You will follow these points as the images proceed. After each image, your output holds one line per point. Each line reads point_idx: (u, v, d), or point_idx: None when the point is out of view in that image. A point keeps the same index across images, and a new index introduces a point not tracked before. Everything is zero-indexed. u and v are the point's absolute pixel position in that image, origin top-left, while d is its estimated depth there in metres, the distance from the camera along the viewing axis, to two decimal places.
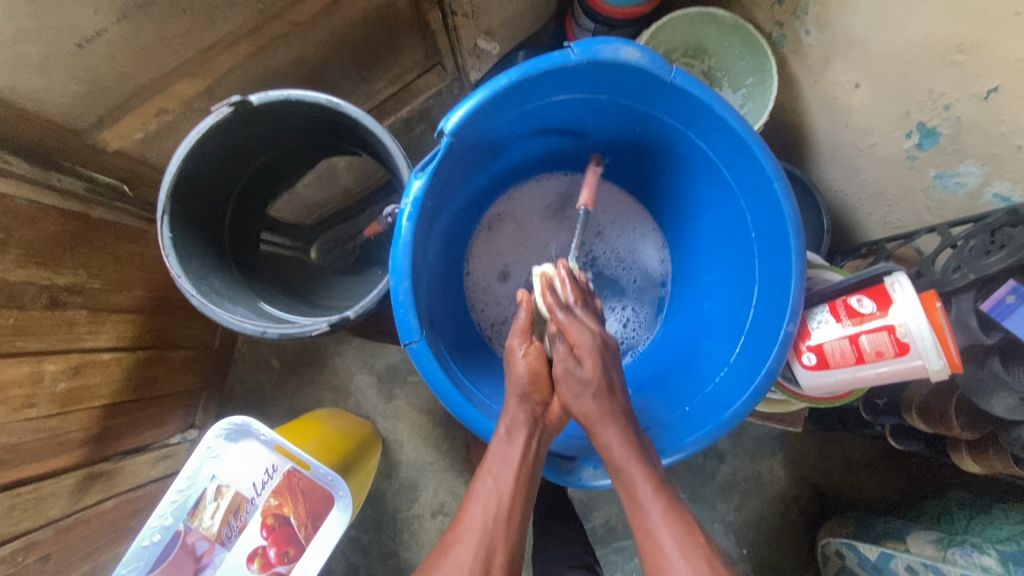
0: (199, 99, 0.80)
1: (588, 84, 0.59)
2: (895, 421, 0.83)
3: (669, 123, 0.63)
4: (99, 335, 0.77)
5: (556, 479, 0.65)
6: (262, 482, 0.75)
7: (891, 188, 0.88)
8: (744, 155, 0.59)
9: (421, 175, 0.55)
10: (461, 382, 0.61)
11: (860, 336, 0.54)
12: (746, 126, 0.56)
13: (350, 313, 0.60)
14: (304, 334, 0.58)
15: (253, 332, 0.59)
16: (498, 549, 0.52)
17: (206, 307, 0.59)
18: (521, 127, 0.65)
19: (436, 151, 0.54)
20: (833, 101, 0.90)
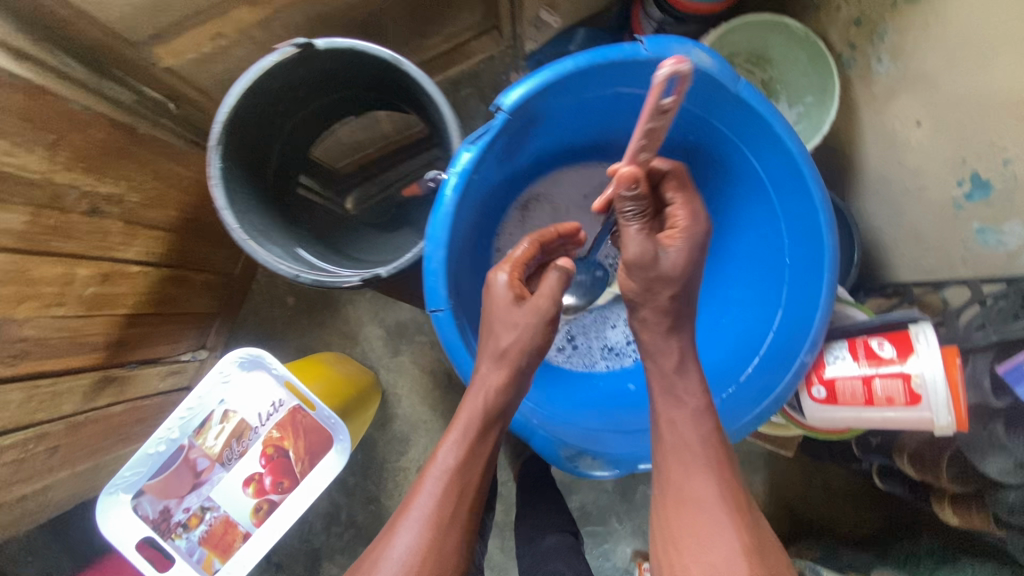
0: (257, 27, 0.80)
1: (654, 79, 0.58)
2: (882, 461, 0.86)
3: (725, 134, 0.63)
4: (130, 248, 0.79)
5: (559, 463, 0.67)
6: (267, 414, 0.77)
7: (930, 232, 0.87)
8: (796, 181, 0.58)
9: (472, 148, 0.56)
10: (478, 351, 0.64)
11: (874, 378, 0.54)
12: (804, 153, 0.55)
13: (381, 272, 0.61)
14: (337, 284, 0.60)
15: (287, 273, 0.61)
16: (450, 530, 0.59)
17: (247, 244, 0.61)
18: (578, 111, 0.64)
19: (491, 126, 0.55)
20: (891, 133, 0.88)
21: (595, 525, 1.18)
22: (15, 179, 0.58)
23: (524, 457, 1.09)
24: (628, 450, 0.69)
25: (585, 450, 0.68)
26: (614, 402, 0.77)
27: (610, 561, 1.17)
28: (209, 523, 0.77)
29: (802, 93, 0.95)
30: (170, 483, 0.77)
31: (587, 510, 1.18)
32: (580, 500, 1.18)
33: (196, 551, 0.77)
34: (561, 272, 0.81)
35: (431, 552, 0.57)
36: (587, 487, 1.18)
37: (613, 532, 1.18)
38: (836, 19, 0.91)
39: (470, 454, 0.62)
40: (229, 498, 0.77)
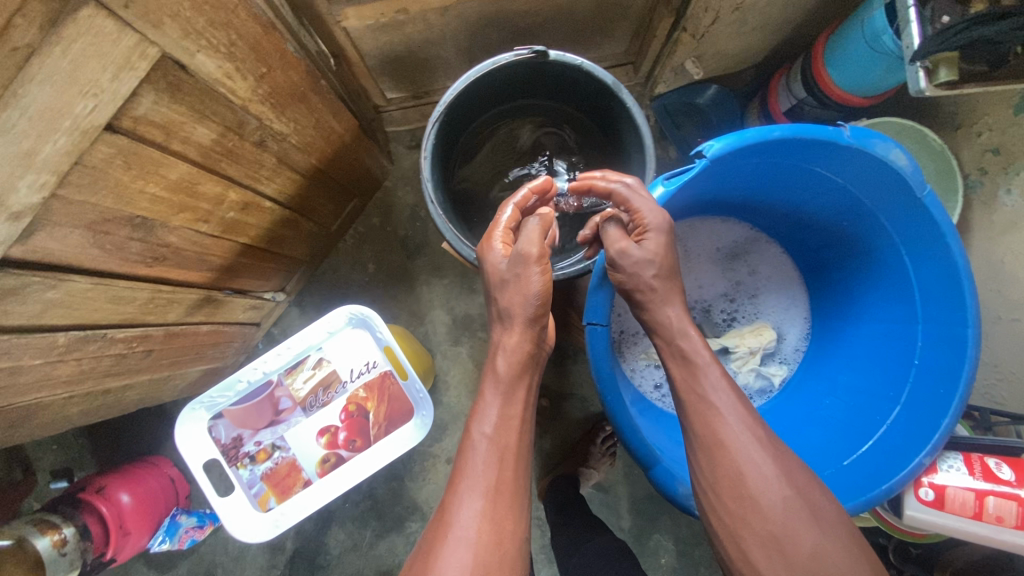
0: (438, 11, 0.87)
1: (848, 170, 0.67)
2: (916, 573, 0.87)
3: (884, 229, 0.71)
4: (272, 183, 0.82)
5: (675, 497, 0.71)
6: (358, 371, 0.80)
7: (1012, 364, 0.89)
8: (945, 288, 0.66)
9: (666, 185, 0.67)
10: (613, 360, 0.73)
11: (990, 495, 0.62)
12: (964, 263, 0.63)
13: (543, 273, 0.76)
14: None
15: (468, 253, 0.73)
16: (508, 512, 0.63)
17: (440, 219, 0.72)
18: (759, 176, 0.73)
19: (690, 168, 0.64)
20: (997, 261, 0.91)
21: None
22: (222, 99, 0.62)
23: (557, 475, 1.11)
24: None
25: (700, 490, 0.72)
26: None
27: None
28: (275, 462, 0.79)
29: None
30: (251, 414, 0.79)
31: None
32: None
33: (256, 485, 0.79)
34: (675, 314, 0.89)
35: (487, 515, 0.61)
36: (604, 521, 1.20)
37: None
38: (973, 143, 0.94)
39: (504, 414, 0.67)
40: (301, 442, 0.79)
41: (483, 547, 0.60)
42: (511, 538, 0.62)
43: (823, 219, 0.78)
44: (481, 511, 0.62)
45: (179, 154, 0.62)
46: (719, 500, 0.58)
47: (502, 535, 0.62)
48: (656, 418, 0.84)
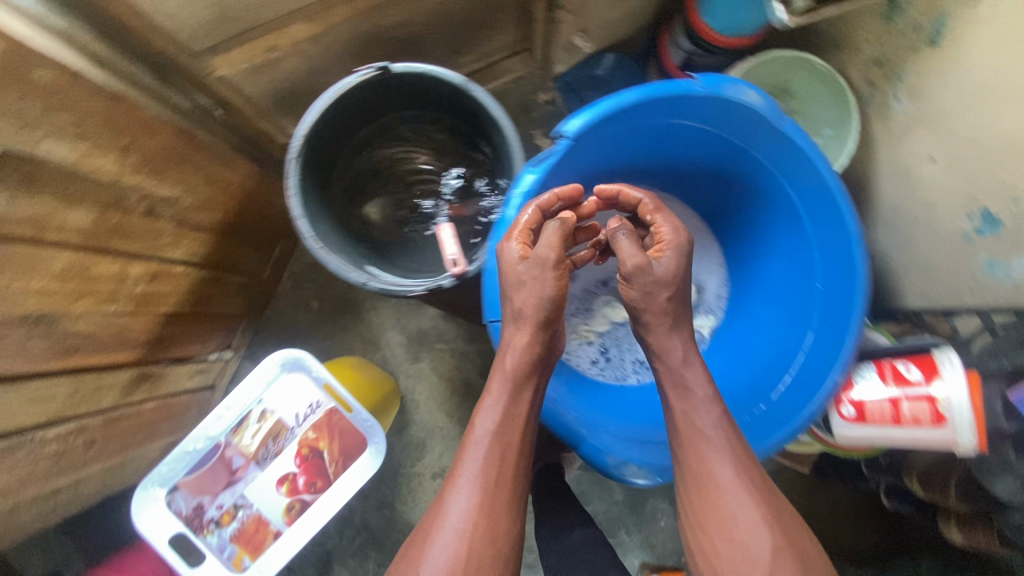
0: (309, 42, 0.87)
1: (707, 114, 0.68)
2: (890, 480, 0.90)
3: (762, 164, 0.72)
4: (178, 248, 0.81)
5: (607, 468, 0.72)
6: (304, 415, 0.79)
7: (941, 262, 0.93)
8: (826, 208, 0.68)
9: (534, 171, 0.69)
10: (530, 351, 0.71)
11: (903, 400, 0.68)
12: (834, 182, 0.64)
13: (444, 283, 0.72)
14: (404, 293, 0.70)
15: (358, 280, 0.71)
16: (500, 502, 0.65)
17: (319, 249, 0.71)
18: (633, 139, 0.73)
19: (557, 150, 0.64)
20: (903, 169, 0.94)
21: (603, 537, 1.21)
22: (89, 180, 0.61)
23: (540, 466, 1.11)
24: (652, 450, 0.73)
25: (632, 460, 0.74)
26: (644, 414, 0.83)
27: None
28: (241, 520, 0.79)
29: (821, 125, 1.02)
30: (205, 480, 0.78)
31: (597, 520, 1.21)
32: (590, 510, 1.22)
33: (227, 548, 0.78)
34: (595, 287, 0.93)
35: (481, 515, 0.63)
36: (598, 498, 1.22)
37: (623, 545, 1.21)
38: (857, 59, 0.96)
39: (507, 413, 0.67)
40: (261, 495, 0.79)
41: (470, 541, 0.62)
42: (505, 529, 0.65)
43: (708, 166, 0.79)
44: (469, 507, 0.64)
45: (58, 244, 0.61)
46: (710, 549, 0.62)
47: (496, 528, 0.64)
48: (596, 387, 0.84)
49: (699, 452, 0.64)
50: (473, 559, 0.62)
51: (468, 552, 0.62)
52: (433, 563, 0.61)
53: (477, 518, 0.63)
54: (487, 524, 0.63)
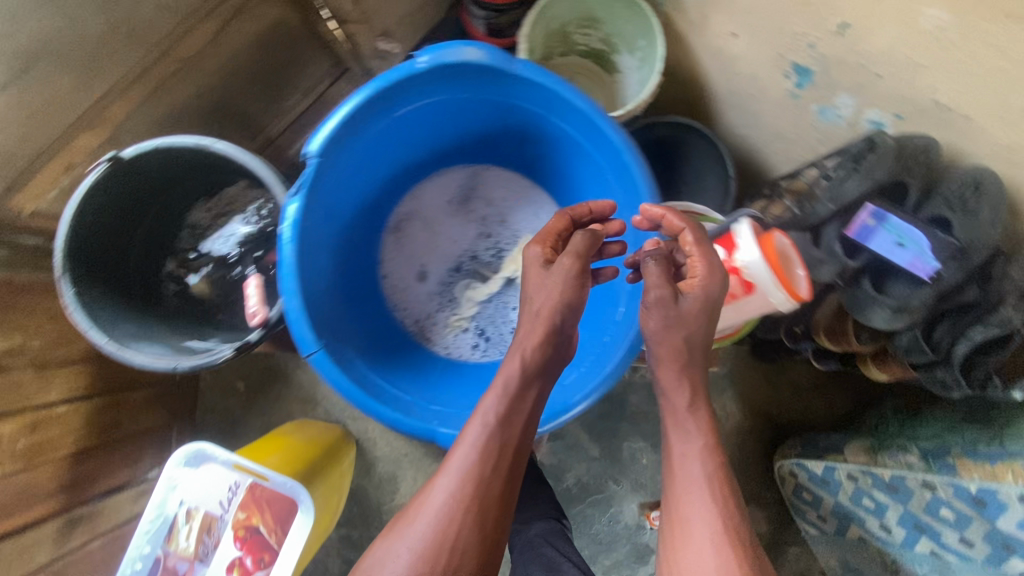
0: (107, 147, 0.86)
1: (447, 85, 0.61)
2: (811, 345, 0.90)
3: (531, 110, 0.66)
4: (50, 390, 0.81)
5: None
6: (227, 500, 0.79)
7: (788, 127, 0.95)
8: (592, 132, 0.63)
9: (296, 199, 0.56)
10: (369, 384, 0.62)
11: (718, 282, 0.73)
12: (593, 106, 0.59)
13: (251, 338, 0.71)
14: (212, 362, 0.70)
15: (166, 366, 0.70)
16: (489, 488, 0.60)
17: (119, 350, 0.70)
18: (399, 128, 0.66)
19: (304, 174, 0.55)
20: (718, 52, 0.94)
21: (595, 495, 1.23)
22: None
23: None
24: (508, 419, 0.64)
25: None
26: None
27: (621, 523, 1.23)
28: None
29: (635, 39, 1.03)
30: None
31: (584, 482, 1.23)
32: (575, 476, 1.23)
33: None
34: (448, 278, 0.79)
35: (470, 507, 0.59)
36: (578, 461, 1.23)
37: (615, 494, 1.23)
38: None
39: (511, 409, 0.63)
40: None
41: (451, 527, 0.58)
42: (491, 527, 0.60)
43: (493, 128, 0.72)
44: (452, 496, 0.59)
45: None
46: (674, 567, 0.61)
47: (485, 527, 0.59)
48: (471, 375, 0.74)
49: (690, 482, 0.63)
50: (450, 547, 0.57)
51: (448, 541, 0.57)
52: (410, 552, 0.57)
53: (462, 509, 0.58)
54: (471, 523, 0.58)
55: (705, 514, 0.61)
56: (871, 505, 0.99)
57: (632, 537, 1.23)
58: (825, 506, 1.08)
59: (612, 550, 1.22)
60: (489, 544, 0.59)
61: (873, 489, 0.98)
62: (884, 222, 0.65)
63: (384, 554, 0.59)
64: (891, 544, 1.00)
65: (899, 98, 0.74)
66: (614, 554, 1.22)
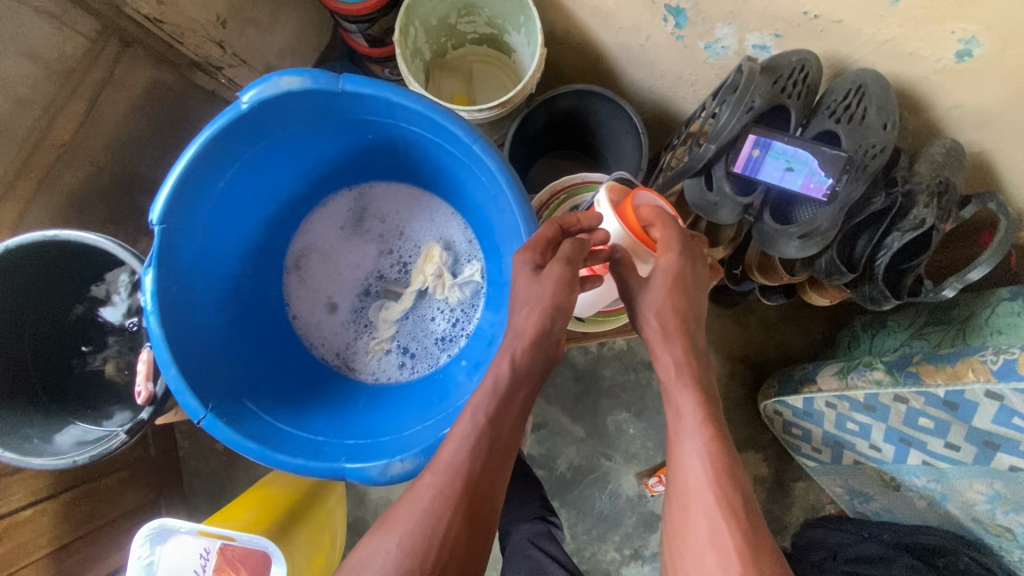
0: None
1: (282, 121, 0.61)
2: (753, 284, 0.88)
3: (380, 122, 0.65)
4: (10, 499, 0.82)
5: None
6: (201, 567, 0.79)
7: (685, 69, 0.92)
8: (443, 130, 0.62)
9: (150, 269, 0.56)
10: (276, 430, 0.63)
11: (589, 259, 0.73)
12: (426, 106, 0.58)
13: (144, 415, 0.71)
14: (109, 450, 0.70)
15: (66, 465, 0.70)
16: (478, 482, 0.59)
17: (20, 459, 0.70)
18: (255, 171, 0.66)
19: (152, 242, 0.56)
20: (595, 10, 0.91)
21: (591, 474, 1.22)
22: None
23: None
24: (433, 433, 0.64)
25: None
26: None
27: (623, 496, 1.22)
28: None
29: (516, 16, 1.00)
30: None
31: (578, 464, 1.22)
32: (568, 460, 1.22)
33: None
34: (360, 302, 0.80)
35: (460, 502, 0.57)
36: (567, 445, 1.22)
37: (611, 470, 1.22)
38: None
39: (501, 403, 0.63)
40: None
41: (441, 521, 0.56)
42: (479, 522, 0.59)
43: (358, 146, 0.71)
44: (441, 492, 0.57)
45: None
46: (678, 551, 0.59)
47: (474, 517, 0.58)
48: (397, 396, 0.75)
49: (686, 460, 0.61)
50: (437, 543, 0.55)
51: (436, 537, 0.55)
52: (400, 546, 0.55)
53: (454, 505, 0.57)
54: (459, 520, 0.57)
55: (702, 492, 0.58)
56: (856, 428, 0.97)
57: (636, 508, 1.22)
58: (815, 438, 1.05)
59: (620, 526, 1.21)
60: (476, 538, 0.58)
61: (853, 412, 0.96)
62: (768, 150, 0.64)
63: (372, 550, 0.56)
64: (885, 463, 0.97)
65: (768, 17, 0.72)
66: (622, 528, 1.22)
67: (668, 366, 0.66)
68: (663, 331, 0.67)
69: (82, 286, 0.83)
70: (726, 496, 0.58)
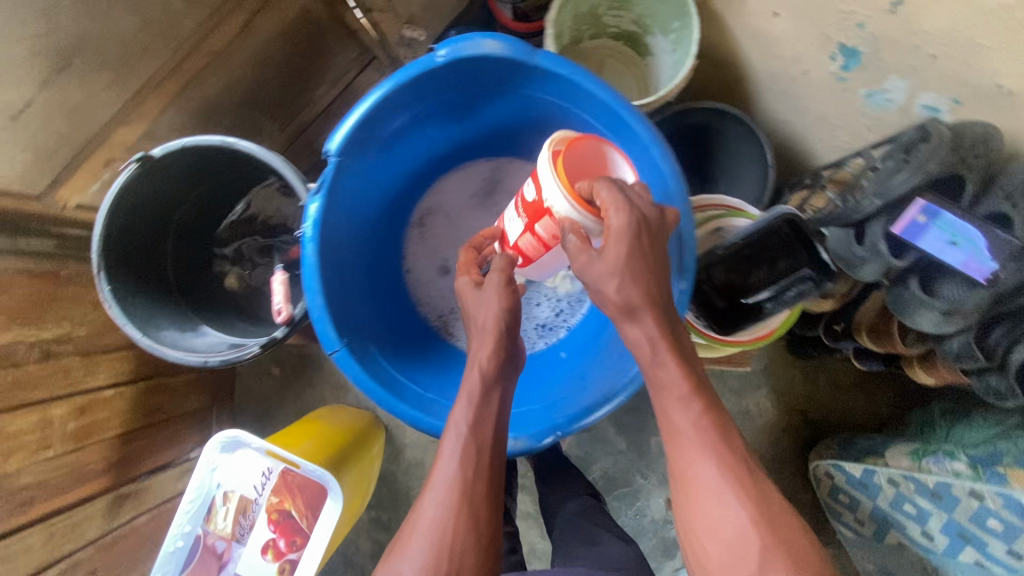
0: (143, 141, 0.89)
1: (466, 81, 0.63)
2: (853, 344, 0.87)
3: (557, 103, 0.66)
4: (97, 375, 0.85)
5: None
6: (261, 484, 0.82)
7: (832, 111, 0.89)
8: (628, 126, 0.62)
9: (316, 199, 0.59)
10: (390, 380, 0.65)
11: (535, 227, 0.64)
12: (619, 99, 0.58)
13: (279, 334, 0.70)
14: (239, 358, 0.71)
15: (196, 362, 0.72)
16: (477, 498, 0.58)
17: (154, 347, 0.72)
18: (419, 124, 0.67)
19: (323, 173, 0.58)
20: (759, 32, 0.89)
21: (622, 488, 1.22)
22: None
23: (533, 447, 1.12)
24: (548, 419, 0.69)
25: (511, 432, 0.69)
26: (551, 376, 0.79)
27: (647, 516, 1.22)
28: None
29: (670, 20, 0.98)
30: (200, 572, 0.82)
31: (611, 475, 1.22)
32: (602, 468, 1.22)
33: None
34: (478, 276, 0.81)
35: (460, 514, 0.57)
36: (605, 454, 1.22)
37: (642, 488, 1.22)
38: None
39: (479, 415, 0.62)
40: (253, 568, 0.82)
41: (446, 537, 0.56)
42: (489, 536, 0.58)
43: (520, 120, 0.72)
44: (444, 510, 0.57)
45: None
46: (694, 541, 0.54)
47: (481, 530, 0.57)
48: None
49: (681, 450, 0.56)
50: (450, 556, 0.55)
51: (449, 553, 0.55)
52: (412, 568, 0.54)
53: (455, 519, 0.57)
54: (466, 533, 0.56)
55: (705, 471, 0.54)
56: (912, 511, 0.94)
57: (658, 531, 1.22)
58: (862, 509, 1.03)
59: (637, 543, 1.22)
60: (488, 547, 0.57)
61: (915, 494, 0.93)
62: (936, 218, 0.60)
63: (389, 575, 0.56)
64: (933, 553, 0.94)
65: (957, 81, 0.69)
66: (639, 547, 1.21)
67: (642, 342, 0.57)
68: (627, 309, 0.55)
69: (223, 190, 0.86)
70: (738, 483, 0.53)
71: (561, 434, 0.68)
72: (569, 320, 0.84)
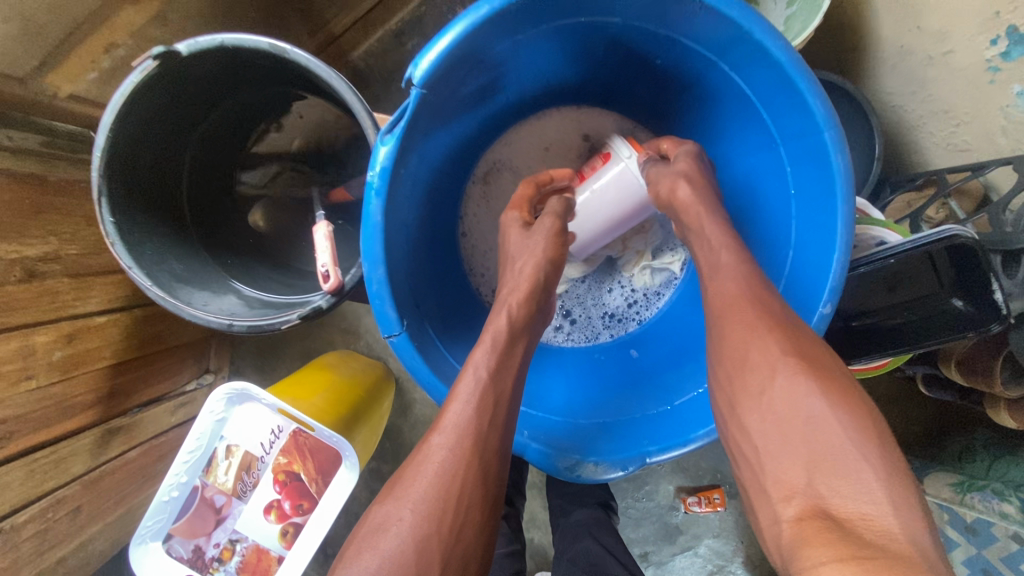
0: (152, 27, 0.73)
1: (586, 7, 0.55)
2: (927, 370, 0.81)
3: (693, 48, 0.59)
4: (88, 300, 0.75)
5: (557, 474, 0.63)
6: (269, 442, 0.75)
7: (964, 104, 0.75)
8: (789, 93, 0.55)
9: (387, 140, 0.52)
10: (442, 364, 0.62)
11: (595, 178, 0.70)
12: (795, 61, 0.51)
13: (319, 303, 0.61)
14: (273, 326, 0.60)
15: (218, 324, 0.61)
16: (483, 455, 0.49)
17: (170, 299, 0.61)
18: (512, 57, 0.61)
19: (404, 107, 0.51)
20: None
21: None
22: None
23: None
24: (634, 444, 0.65)
25: (586, 456, 0.64)
26: (620, 379, 0.76)
27: (655, 501, 1.18)
28: (242, 554, 0.77)
29: None
30: (195, 524, 0.76)
31: None
32: None
33: None
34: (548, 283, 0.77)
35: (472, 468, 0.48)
36: None
37: (654, 473, 1.17)
38: None
39: (503, 363, 0.55)
40: (254, 527, 0.76)
41: (455, 485, 0.47)
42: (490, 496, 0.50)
43: (633, 65, 0.67)
44: (452, 454, 0.48)
45: None
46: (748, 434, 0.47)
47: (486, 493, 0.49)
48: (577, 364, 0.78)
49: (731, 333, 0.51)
50: (455, 504, 0.47)
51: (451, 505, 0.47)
52: (414, 514, 0.46)
53: (464, 470, 0.48)
54: (470, 491, 0.48)
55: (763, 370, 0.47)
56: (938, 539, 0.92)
57: (662, 516, 1.18)
58: None
59: (640, 526, 1.18)
60: (489, 510, 0.50)
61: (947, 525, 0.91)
62: None
63: (383, 516, 0.47)
64: None
65: None
66: (641, 530, 1.17)
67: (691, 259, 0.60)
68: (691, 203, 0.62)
69: (250, 115, 0.76)
70: (806, 369, 0.46)
71: (639, 465, 0.63)
72: (643, 314, 0.81)
